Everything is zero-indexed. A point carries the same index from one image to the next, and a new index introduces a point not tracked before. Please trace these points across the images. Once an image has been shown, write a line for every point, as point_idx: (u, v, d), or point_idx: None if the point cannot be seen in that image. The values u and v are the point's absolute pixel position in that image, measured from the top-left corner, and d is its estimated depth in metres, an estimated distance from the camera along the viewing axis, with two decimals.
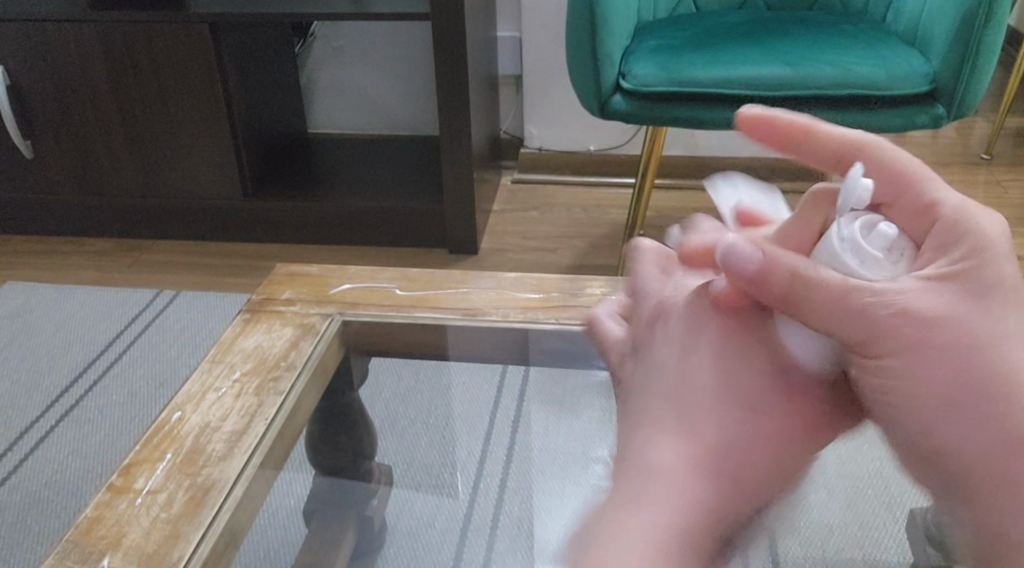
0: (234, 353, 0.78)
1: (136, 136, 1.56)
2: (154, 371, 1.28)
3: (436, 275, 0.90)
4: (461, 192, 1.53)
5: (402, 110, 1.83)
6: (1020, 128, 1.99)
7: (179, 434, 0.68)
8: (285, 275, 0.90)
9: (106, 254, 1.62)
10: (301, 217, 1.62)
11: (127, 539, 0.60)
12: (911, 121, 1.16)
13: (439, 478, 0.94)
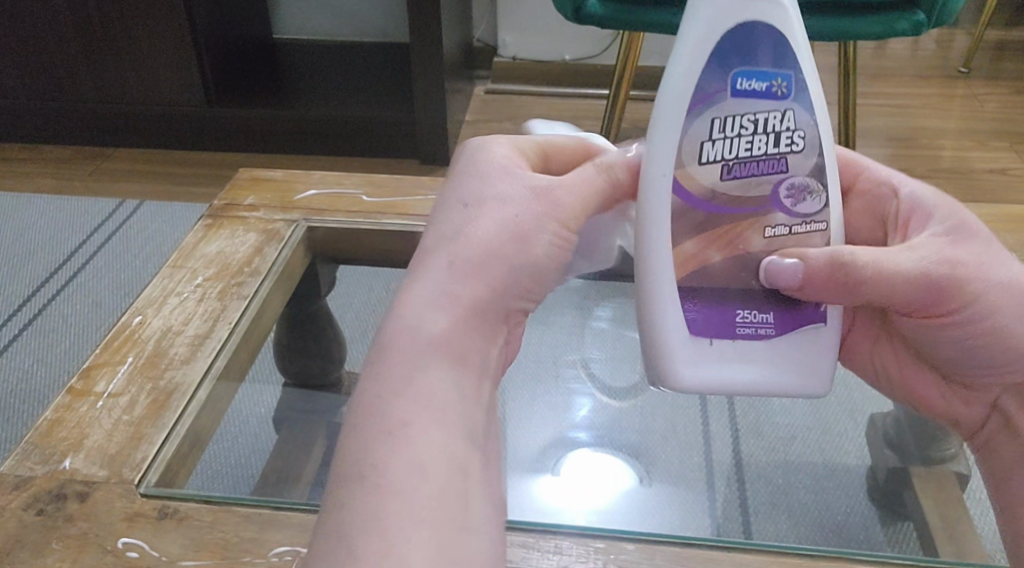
0: (196, 258, 0.76)
1: (90, 38, 1.50)
2: (118, 281, 1.26)
3: (404, 182, 0.90)
4: (432, 101, 1.50)
5: (370, 16, 1.78)
6: (1001, 42, 1.98)
7: (141, 337, 0.67)
8: (249, 180, 0.89)
9: (64, 162, 1.58)
10: (266, 125, 1.58)
11: (88, 441, 0.59)
12: (892, 28, 1.13)
13: None
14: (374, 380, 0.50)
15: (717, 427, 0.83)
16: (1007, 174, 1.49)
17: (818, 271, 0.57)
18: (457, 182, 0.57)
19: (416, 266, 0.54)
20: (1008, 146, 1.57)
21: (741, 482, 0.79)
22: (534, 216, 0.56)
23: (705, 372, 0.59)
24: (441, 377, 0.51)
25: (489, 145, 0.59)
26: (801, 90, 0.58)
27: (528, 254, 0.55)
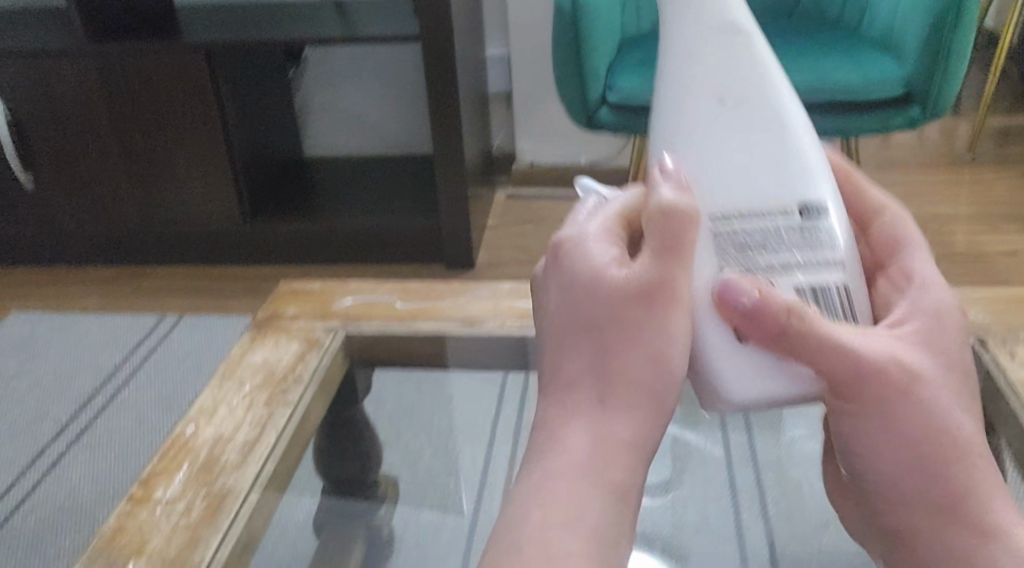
0: (243, 368, 0.81)
1: (135, 164, 1.60)
2: (161, 394, 1.31)
3: (435, 287, 0.95)
4: (456, 209, 1.57)
5: (396, 131, 1.87)
6: (1003, 128, 2.04)
7: (194, 446, 0.71)
8: (289, 292, 0.94)
9: (108, 282, 1.65)
10: (298, 238, 1.65)
11: (150, 546, 0.63)
12: (888, 123, 1.22)
13: (444, 488, 0.94)
14: (528, 498, 0.55)
15: (747, 517, 0.92)
16: (1019, 256, 1.52)
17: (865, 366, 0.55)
18: (551, 323, 0.59)
19: (562, 404, 0.57)
20: (1018, 228, 1.61)
21: None
22: (650, 328, 0.56)
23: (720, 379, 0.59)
24: (603, 506, 0.54)
25: (585, 253, 0.59)
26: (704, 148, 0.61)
27: (664, 381, 0.56)
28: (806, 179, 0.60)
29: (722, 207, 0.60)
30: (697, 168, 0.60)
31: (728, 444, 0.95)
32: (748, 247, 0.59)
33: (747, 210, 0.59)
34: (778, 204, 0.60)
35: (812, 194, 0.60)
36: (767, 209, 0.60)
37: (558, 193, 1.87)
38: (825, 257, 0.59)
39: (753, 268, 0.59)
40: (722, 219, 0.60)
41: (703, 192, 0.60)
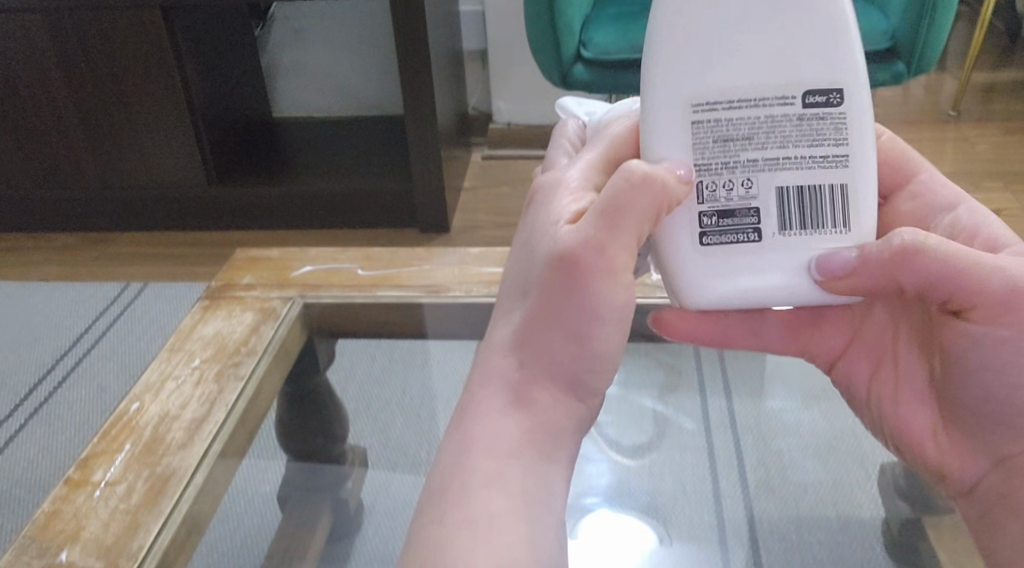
0: (194, 340, 0.77)
1: (94, 127, 1.54)
2: (122, 364, 1.27)
3: (399, 254, 0.90)
4: (429, 171, 1.52)
5: (367, 89, 1.81)
6: (989, 84, 1.99)
7: (138, 424, 0.68)
8: (245, 260, 0.90)
9: (70, 249, 1.60)
10: (265, 202, 1.60)
11: (85, 532, 0.60)
12: (873, 79, 1.17)
13: (415, 456, 0.88)
14: (450, 468, 0.56)
15: (727, 485, 0.86)
16: (1003, 215, 1.49)
17: (875, 269, 0.55)
18: (515, 265, 0.61)
19: (486, 365, 0.59)
20: (1002, 186, 1.58)
21: (755, 543, 0.80)
22: (585, 297, 0.56)
23: (714, 282, 0.56)
24: (524, 470, 0.56)
25: (551, 204, 0.60)
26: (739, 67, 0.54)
27: (585, 358, 0.58)
28: (830, 66, 0.54)
29: (704, 92, 0.54)
30: (674, 75, 0.55)
31: (706, 411, 0.90)
32: (733, 138, 0.55)
33: (735, 96, 0.54)
34: (773, 89, 0.54)
35: (822, 80, 0.54)
36: (761, 96, 0.54)
37: (535, 153, 1.81)
38: (824, 155, 0.55)
39: (733, 162, 0.55)
40: (707, 105, 0.55)
41: (681, 73, 0.54)
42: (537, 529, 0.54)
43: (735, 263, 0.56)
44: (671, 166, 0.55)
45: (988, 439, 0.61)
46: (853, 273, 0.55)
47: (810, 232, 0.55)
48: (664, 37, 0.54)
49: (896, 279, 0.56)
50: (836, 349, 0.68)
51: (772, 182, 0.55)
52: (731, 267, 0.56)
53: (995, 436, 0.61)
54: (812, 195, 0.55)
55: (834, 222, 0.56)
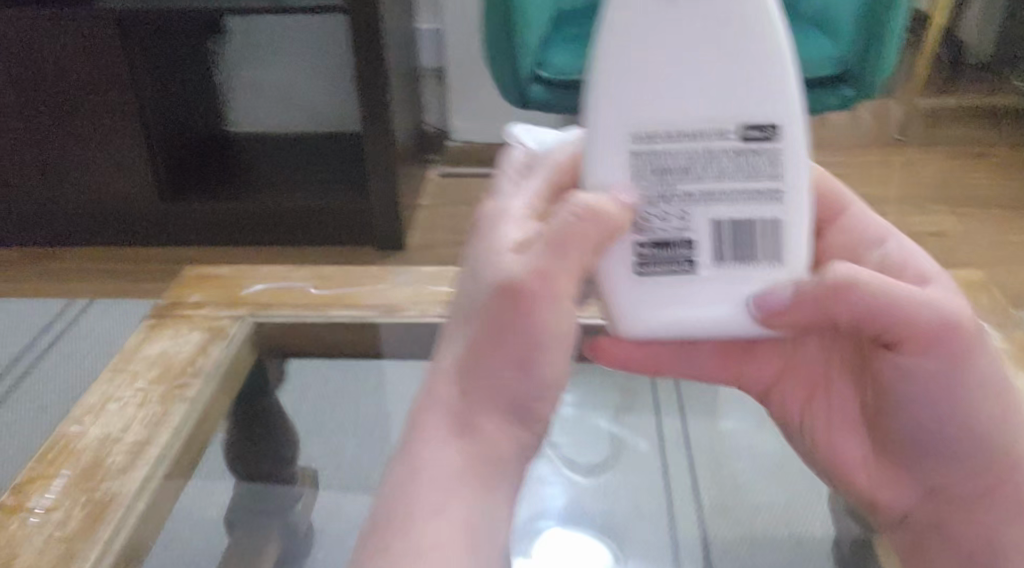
0: (138, 360, 0.75)
1: (41, 139, 1.50)
2: (66, 383, 1.23)
3: (351, 272, 0.89)
4: (386, 189, 1.50)
5: (324, 105, 1.80)
6: (933, 109, 2.04)
7: (77, 448, 0.66)
8: (194, 277, 0.88)
9: (14, 264, 1.56)
10: (218, 218, 1.58)
11: (19, 560, 0.58)
12: (823, 105, 1.19)
13: (368, 477, 0.88)
14: (392, 496, 0.51)
15: (681, 506, 0.86)
16: (947, 238, 1.52)
17: (811, 308, 0.54)
18: (457, 294, 0.55)
19: (430, 392, 0.53)
20: (948, 209, 1.61)
21: (709, 565, 0.81)
22: (530, 327, 0.52)
23: (647, 312, 0.55)
24: (469, 503, 0.51)
25: (494, 230, 0.55)
26: (678, 100, 0.52)
27: (529, 385, 0.53)
28: (769, 102, 0.52)
29: (640, 122, 0.52)
30: (613, 107, 0.52)
31: (660, 431, 0.89)
32: (668, 170, 0.53)
33: (674, 130, 0.52)
34: (710, 122, 0.52)
35: (758, 114, 0.52)
36: (698, 129, 0.52)
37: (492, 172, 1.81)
38: (759, 190, 0.53)
39: (670, 194, 0.53)
40: (644, 135, 0.52)
41: (619, 104, 0.52)
42: (482, 565, 0.50)
43: (672, 293, 0.54)
44: (618, 194, 0.53)
45: (921, 469, 0.62)
46: (790, 310, 0.53)
47: (743, 265, 0.54)
48: (604, 67, 0.51)
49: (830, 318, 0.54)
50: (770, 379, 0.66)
51: (709, 216, 0.53)
52: (666, 297, 0.54)
53: (927, 467, 0.61)
54: (746, 230, 0.54)
55: (767, 257, 0.54)
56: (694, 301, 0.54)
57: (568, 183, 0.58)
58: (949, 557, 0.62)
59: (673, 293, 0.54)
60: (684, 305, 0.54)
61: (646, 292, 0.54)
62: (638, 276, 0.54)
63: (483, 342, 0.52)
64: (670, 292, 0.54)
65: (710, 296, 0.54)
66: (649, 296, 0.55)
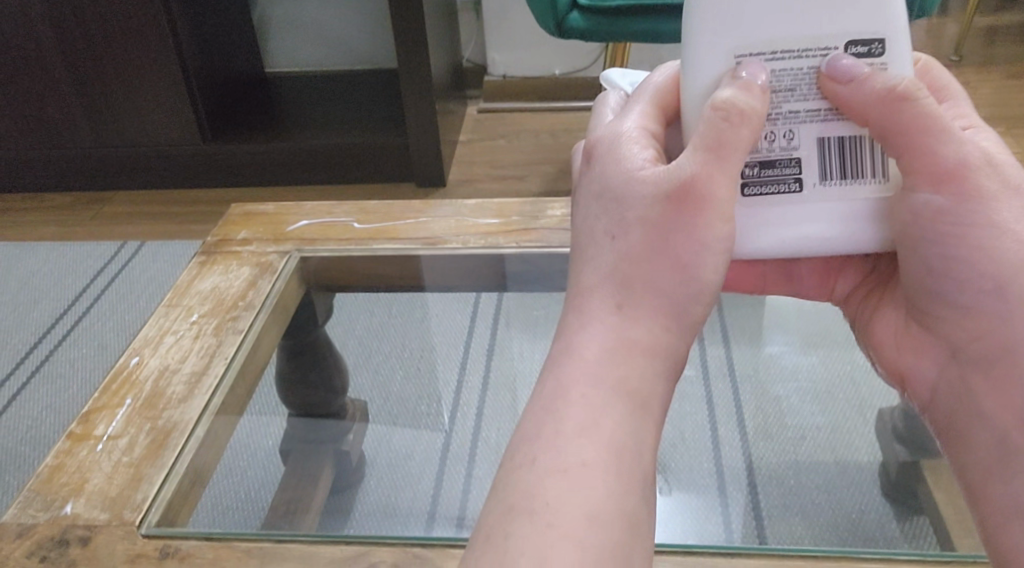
0: (191, 296, 0.77)
1: (84, 84, 1.52)
2: (122, 322, 1.27)
3: (394, 207, 0.91)
4: (425, 126, 1.50)
5: (359, 42, 1.79)
6: (988, 28, 1.97)
7: (138, 379, 0.68)
8: (240, 215, 0.90)
9: (66, 208, 1.59)
10: (260, 158, 1.59)
11: (90, 485, 0.61)
12: None
13: (416, 412, 0.86)
14: (542, 415, 0.50)
15: (726, 432, 0.87)
16: None
17: (867, 100, 0.51)
18: (587, 217, 0.54)
19: (581, 311, 0.52)
20: (1003, 131, 1.57)
21: (753, 486, 0.81)
22: (689, 232, 0.51)
23: (757, 235, 0.54)
24: (620, 420, 0.49)
25: (620, 156, 0.54)
26: (784, 16, 0.51)
27: (690, 288, 0.52)
28: (874, 14, 0.51)
29: (744, 45, 0.52)
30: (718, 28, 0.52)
31: (705, 359, 0.91)
32: (774, 89, 0.52)
33: (780, 47, 0.52)
34: (816, 37, 0.52)
35: (863, 29, 0.51)
36: (802, 47, 0.52)
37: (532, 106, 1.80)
38: None
39: (775, 114, 0.53)
40: (752, 55, 0.52)
41: (726, 26, 0.51)
42: (633, 480, 0.48)
43: (786, 213, 0.54)
44: (750, 78, 0.51)
45: (943, 328, 0.58)
46: (845, 97, 0.51)
47: (850, 182, 0.53)
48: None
49: (869, 122, 0.52)
50: (848, 288, 0.65)
51: (816, 133, 0.53)
52: (782, 218, 0.54)
53: (948, 325, 0.58)
54: (851, 146, 0.53)
55: (873, 173, 0.53)
56: (807, 218, 0.54)
57: (673, 104, 0.58)
58: (983, 436, 0.55)
59: (787, 213, 0.54)
60: (796, 223, 0.54)
61: (761, 214, 0.54)
62: (753, 200, 0.53)
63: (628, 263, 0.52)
64: (783, 214, 0.54)
65: (823, 212, 0.54)
66: (761, 218, 0.54)
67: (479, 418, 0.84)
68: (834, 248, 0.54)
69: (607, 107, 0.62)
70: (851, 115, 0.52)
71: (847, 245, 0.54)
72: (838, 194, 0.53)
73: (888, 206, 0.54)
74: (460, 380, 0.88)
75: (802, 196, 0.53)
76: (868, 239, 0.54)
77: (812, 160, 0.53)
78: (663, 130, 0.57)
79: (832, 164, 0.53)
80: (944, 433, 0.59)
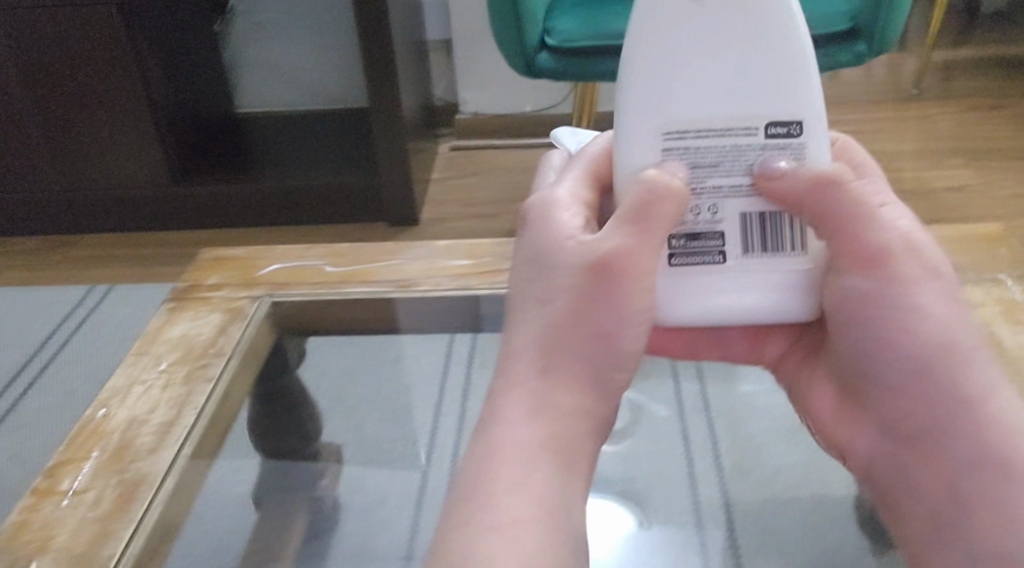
0: (160, 344, 0.76)
1: (53, 128, 1.51)
2: (91, 368, 1.25)
3: (366, 249, 0.90)
4: (398, 166, 1.51)
5: (329, 81, 1.80)
6: (947, 62, 2.02)
7: (106, 431, 0.67)
8: (210, 259, 0.89)
9: (34, 253, 1.57)
10: (231, 201, 1.59)
11: (56, 542, 0.60)
12: (835, 60, 1.16)
13: (391, 453, 0.91)
14: (478, 472, 0.53)
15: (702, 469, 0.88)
16: (964, 191, 1.50)
17: (802, 188, 0.53)
18: (523, 286, 0.57)
19: (508, 373, 0.55)
20: (965, 162, 1.59)
21: (731, 525, 0.81)
22: (613, 302, 0.54)
23: (682, 306, 0.55)
24: (549, 476, 0.52)
25: (551, 221, 0.57)
26: (706, 98, 0.52)
27: (608, 355, 0.55)
28: (791, 94, 0.52)
29: (671, 120, 0.53)
30: (645, 105, 0.53)
31: (680, 395, 0.90)
32: (698, 165, 0.54)
33: (702, 126, 0.53)
34: (738, 118, 0.52)
35: (785, 110, 0.52)
36: (727, 125, 0.53)
37: (502, 144, 1.81)
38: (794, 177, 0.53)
39: (701, 187, 0.54)
40: (676, 133, 0.53)
41: (652, 105, 0.53)
42: (564, 529, 0.52)
43: (710, 285, 0.55)
44: (671, 168, 0.53)
45: (876, 406, 0.59)
46: (779, 192, 0.53)
47: (772, 255, 0.55)
48: (635, 68, 0.53)
49: (804, 210, 0.54)
50: (778, 352, 0.65)
51: (740, 208, 0.54)
52: (706, 289, 0.55)
53: (879, 401, 0.59)
54: (771, 221, 0.54)
55: (794, 247, 0.55)
56: (731, 289, 0.55)
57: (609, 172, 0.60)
58: (920, 505, 0.58)
59: (711, 285, 0.55)
60: (720, 294, 0.55)
61: (685, 285, 0.55)
62: (677, 272, 0.55)
63: (552, 334, 0.55)
64: (706, 287, 0.55)
65: (746, 283, 0.55)
66: (685, 288, 0.55)
67: (454, 458, 0.89)
68: (759, 317, 0.56)
69: (550, 167, 0.64)
70: (790, 205, 0.53)
71: (770, 313, 0.56)
72: (760, 266, 0.55)
73: (819, 279, 0.56)
74: (434, 423, 0.94)
75: (725, 269, 0.55)
76: (790, 308, 0.56)
77: (735, 232, 0.54)
78: (597, 196, 0.59)
79: (753, 238, 0.54)
80: (885, 497, 0.61)
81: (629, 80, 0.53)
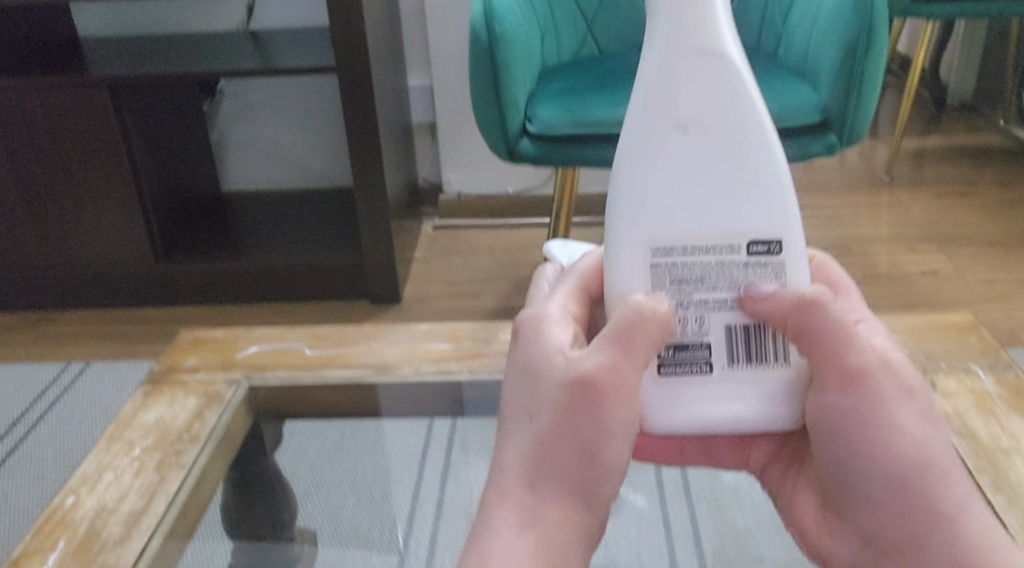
0: (134, 428, 0.75)
1: (37, 206, 1.52)
2: (62, 448, 1.23)
3: (346, 332, 0.89)
4: (380, 249, 1.52)
5: (315, 160, 1.82)
6: (918, 149, 2.07)
7: (73, 520, 0.66)
8: (189, 342, 0.88)
9: (11, 331, 1.56)
10: (213, 280, 1.59)
11: None
12: (807, 151, 1.18)
13: (368, 537, 0.90)
14: None
15: (683, 555, 0.86)
16: (938, 276, 1.52)
17: (782, 312, 0.55)
18: (511, 396, 0.58)
19: (499, 484, 0.56)
20: (937, 248, 1.62)
21: None
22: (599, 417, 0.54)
23: (669, 416, 0.56)
24: None
25: (540, 335, 0.58)
26: (690, 218, 0.55)
27: (594, 471, 0.55)
28: (768, 216, 0.55)
29: (658, 237, 0.55)
30: (633, 222, 0.56)
31: (661, 482, 0.87)
32: (682, 280, 0.56)
33: (689, 243, 0.55)
34: (720, 237, 0.55)
35: (765, 231, 0.55)
36: (710, 243, 0.55)
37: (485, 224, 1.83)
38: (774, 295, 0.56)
39: (685, 302, 0.56)
40: (663, 250, 0.56)
41: (639, 221, 0.56)
42: None
43: (699, 394, 0.56)
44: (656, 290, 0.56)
45: (857, 518, 0.59)
46: (764, 311, 0.55)
47: (755, 366, 0.56)
48: (623, 188, 0.56)
49: (786, 327, 0.55)
50: (764, 458, 0.64)
51: (725, 321, 0.56)
52: (694, 399, 0.56)
53: (863, 512, 0.58)
54: (755, 334, 0.56)
55: (778, 357, 0.56)
56: (718, 399, 0.55)
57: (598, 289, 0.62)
58: None
59: (699, 394, 0.56)
60: (708, 404, 0.55)
61: (673, 395, 0.56)
62: (665, 381, 0.56)
63: (538, 446, 0.55)
64: (694, 396, 0.56)
65: (733, 393, 0.55)
66: (673, 398, 0.56)
67: (432, 547, 0.89)
68: (748, 426, 0.56)
69: (544, 278, 0.66)
70: (769, 323, 0.55)
71: (758, 422, 0.56)
72: (746, 376, 0.56)
73: (799, 393, 0.56)
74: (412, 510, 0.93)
75: (712, 380, 0.56)
76: (777, 417, 0.56)
77: (720, 343, 0.56)
78: (587, 311, 0.61)
79: (738, 351, 0.56)
80: None
81: (617, 197, 0.56)
